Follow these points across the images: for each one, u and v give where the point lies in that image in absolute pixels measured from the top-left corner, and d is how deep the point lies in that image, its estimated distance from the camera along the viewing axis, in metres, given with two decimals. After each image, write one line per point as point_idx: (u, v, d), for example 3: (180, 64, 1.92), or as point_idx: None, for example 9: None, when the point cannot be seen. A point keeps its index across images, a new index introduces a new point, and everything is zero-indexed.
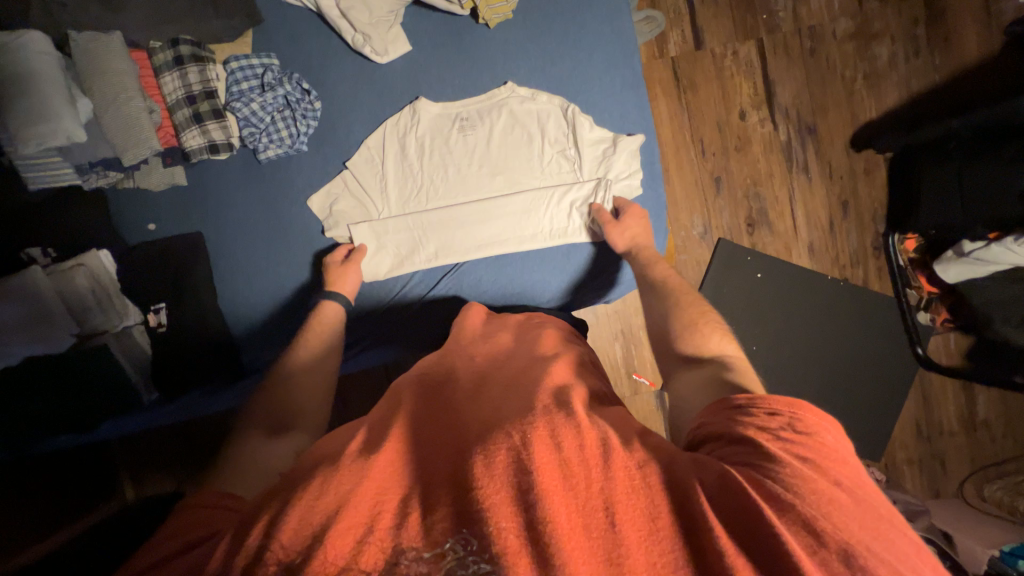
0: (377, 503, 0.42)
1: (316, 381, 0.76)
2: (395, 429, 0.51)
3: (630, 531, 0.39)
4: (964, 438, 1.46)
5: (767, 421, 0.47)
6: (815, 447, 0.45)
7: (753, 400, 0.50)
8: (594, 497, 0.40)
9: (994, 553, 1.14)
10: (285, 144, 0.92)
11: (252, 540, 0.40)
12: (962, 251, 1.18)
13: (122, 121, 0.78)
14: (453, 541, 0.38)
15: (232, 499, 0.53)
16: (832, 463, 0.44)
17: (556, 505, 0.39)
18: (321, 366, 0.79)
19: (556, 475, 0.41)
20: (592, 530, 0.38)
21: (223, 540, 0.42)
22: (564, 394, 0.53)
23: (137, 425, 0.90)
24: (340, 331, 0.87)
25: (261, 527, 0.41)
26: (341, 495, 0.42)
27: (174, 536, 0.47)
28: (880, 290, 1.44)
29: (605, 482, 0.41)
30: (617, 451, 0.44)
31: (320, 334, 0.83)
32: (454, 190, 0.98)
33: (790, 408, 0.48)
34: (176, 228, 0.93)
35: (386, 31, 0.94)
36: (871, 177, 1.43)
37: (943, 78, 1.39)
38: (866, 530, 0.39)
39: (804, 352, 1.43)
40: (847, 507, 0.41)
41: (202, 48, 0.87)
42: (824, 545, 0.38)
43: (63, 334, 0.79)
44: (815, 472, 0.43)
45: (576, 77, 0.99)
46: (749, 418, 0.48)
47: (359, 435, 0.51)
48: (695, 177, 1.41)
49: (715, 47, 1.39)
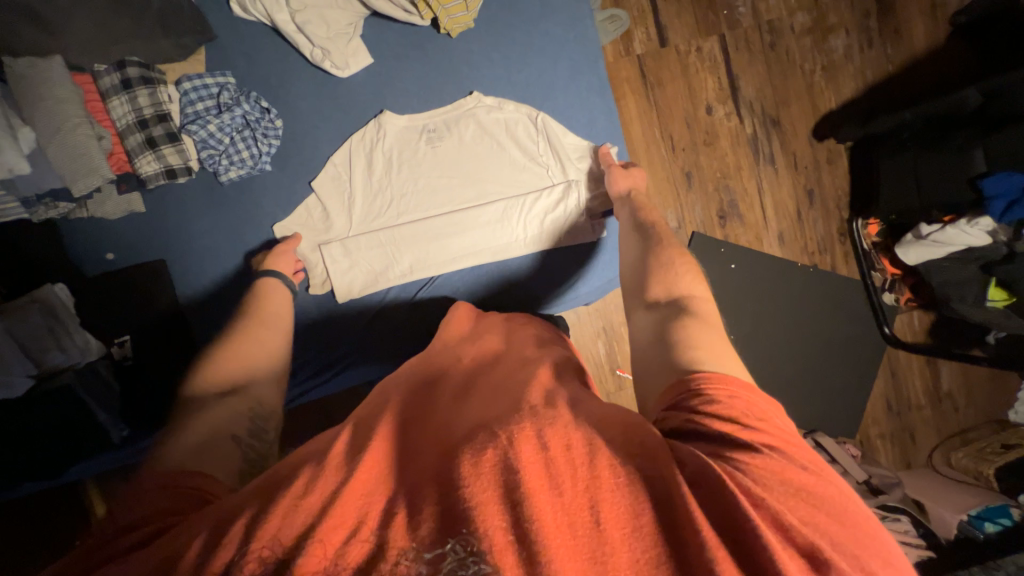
0: (365, 504, 0.41)
1: (277, 393, 0.72)
2: (382, 425, 0.50)
3: (614, 529, 0.39)
4: (931, 410, 1.53)
5: (731, 408, 0.48)
6: (774, 431, 0.47)
7: (711, 382, 0.51)
8: (578, 497, 0.40)
9: (964, 518, 1.22)
10: (247, 165, 0.90)
11: (231, 541, 0.38)
12: (921, 234, 1.23)
13: (69, 149, 0.74)
14: (453, 542, 0.37)
15: (207, 479, 0.51)
16: (792, 445, 0.47)
17: (541, 504, 0.39)
18: (264, 339, 0.77)
19: (542, 475, 0.41)
20: (578, 529, 0.38)
21: (203, 529, 0.40)
22: (553, 395, 0.52)
23: (113, 461, 0.86)
24: (286, 307, 0.85)
25: (239, 531, 0.39)
26: (326, 494, 0.41)
27: (150, 512, 0.45)
28: (848, 274, 1.49)
29: (590, 482, 0.41)
30: (603, 450, 0.44)
31: (267, 313, 0.81)
32: (426, 202, 0.97)
33: (748, 393, 0.51)
34: (139, 259, 0.90)
35: (346, 44, 0.92)
36: (834, 166, 1.48)
37: (895, 68, 1.45)
38: (830, 517, 0.42)
39: (779, 339, 1.47)
40: (815, 494, 0.43)
41: (152, 70, 0.84)
42: (792, 541, 0.39)
43: (20, 376, 0.76)
44: (786, 460, 0.44)
45: (542, 83, 0.99)
46: (715, 406, 0.48)
47: (343, 435, 0.50)
48: (666, 173, 1.43)
49: (679, 44, 1.41)
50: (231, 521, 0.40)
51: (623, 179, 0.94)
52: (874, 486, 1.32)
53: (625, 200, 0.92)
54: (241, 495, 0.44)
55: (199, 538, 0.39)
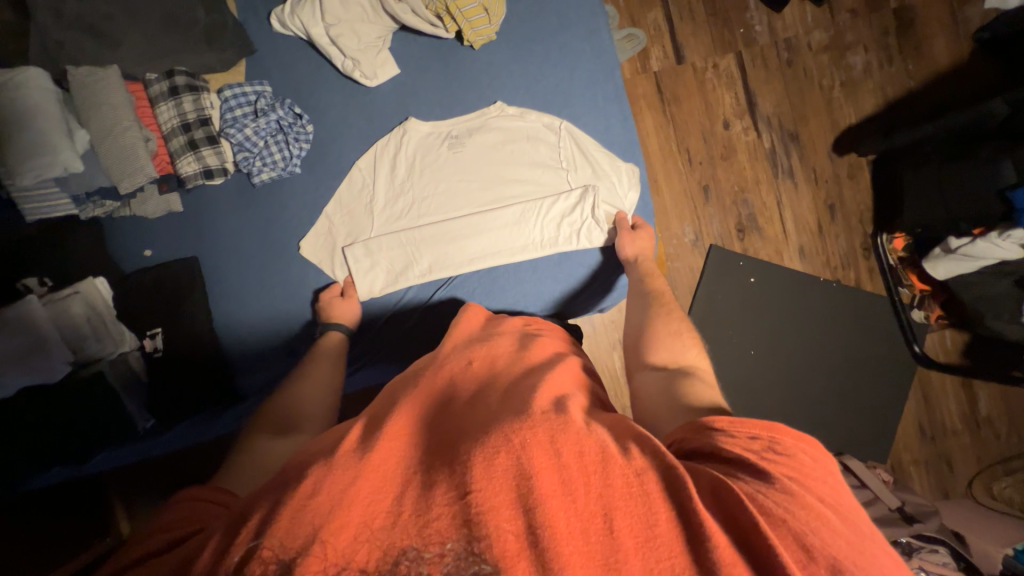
0: (373, 502, 0.42)
1: (325, 400, 0.79)
2: (394, 421, 0.52)
3: (627, 537, 0.38)
4: (968, 436, 1.45)
5: (748, 442, 0.47)
6: (796, 464, 0.45)
7: (733, 423, 0.49)
8: (592, 503, 0.40)
9: (1008, 552, 1.15)
10: (278, 167, 0.95)
11: (243, 541, 0.40)
12: (950, 247, 1.19)
13: (119, 149, 0.81)
14: (454, 542, 0.38)
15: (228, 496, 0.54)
16: (813, 476, 0.45)
17: (553, 509, 0.39)
18: (320, 380, 0.82)
19: (554, 481, 0.41)
20: (591, 534, 0.38)
21: (216, 536, 0.43)
22: (563, 401, 0.52)
23: (136, 453, 0.90)
24: (341, 357, 0.89)
25: (254, 527, 0.41)
26: (334, 494, 0.42)
27: (170, 533, 0.47)
28: (873, 290, 1.46)
29: (603, 489, 0.41)
30: (615, 459, 0.44)
31: (326, 362, 0.85)
32: (447, 205, 0.99)
33: (769, 432, 0.48)
34: (172, 254, 0.94)
35: (375, 56, 0.97)
36: (855, 181, 1.46)
37: (917, 85, 1.44)
38: (854, 547, 0.40)
39: (801, 356, 1.43)
40: (835, 524, 0.41)
41: (197, 78, 0.90)
42: (814, 561, 0.38)
43: (59, 363, 0.79)
44: (803, 488, 0.43)
45: (560, 92, 1.02)
46: (733, 439, 0.48)
47: (354, 432, 0.51)
48: (683, 186, 1.44)
49: (695, 61, 1.44)
50: (245, 521, 0.42)
51: (631, 243, 0.95)
52: (908, 514, 1.22)
53: (630, 265, 0.94)
54: (251, 496, 0.46)
55: (217, 541, 0.42)
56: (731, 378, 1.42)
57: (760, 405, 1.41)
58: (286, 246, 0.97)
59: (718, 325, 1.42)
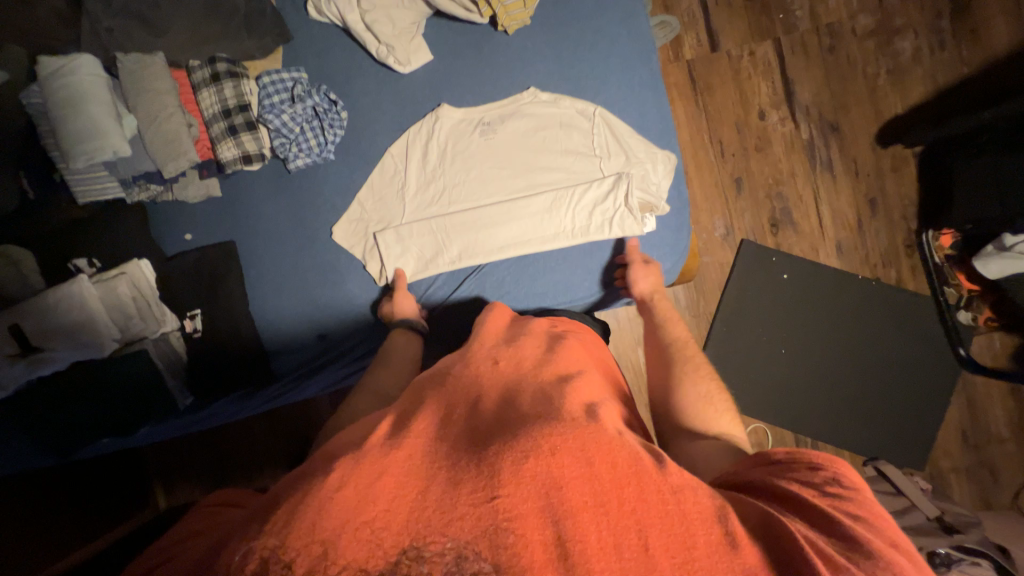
0: (396, 497, 0.41)
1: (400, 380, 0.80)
2: (421, 418, 0.51)
3: (662, 557, 0.37)
4: (1017, 446, 1.36)
5: (809, 475, 0.46)
6: (864, 503, 0.43)
7: (792, 455, 0.49)
8: (625, 517, 0.39)
9: None
10: (313, 153, 0.96)
11: (267, 537, 0.39)
12: (1003, 245, 1.13)
13: (163, 135, 0.85)
14: (453, 543, 0.38)
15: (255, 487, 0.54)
16: (881, 518, 0.42)
17: (584, 522, 0.39)
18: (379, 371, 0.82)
19: (584, 492, 0.41)
20: (624, 550, 0.38)
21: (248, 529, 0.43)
22: (595, 410, 0.51)
23: (174, 430, 0.93)
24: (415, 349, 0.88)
25: (291, 503, 0.41)
26: (361, 489, 0.41)
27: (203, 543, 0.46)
28: (916, 289, 1.38)
29: (638, 503, 0.40)
30: (651, 473, 0.43)
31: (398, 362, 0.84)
32: (478, 192, 0.99)
33: (831, 463, 0.47)
34: (211, 237, 0.97)
35: (409, 42, 0.97)
36: (900, 174, 1.39)
37: (971, 71, 1.35)
38: None
39: (836, 356, 1.37)
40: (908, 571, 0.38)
41: (238, 65, 0.92)
42: None
43: (107, 339, 0.85)
44: (871, 532, 0.40)
45: (594, 77, 1.00)
46: (792, 473, 0.47)
47: (386, 422, 0.52)
48: (715, 179, 1.40)
49: (730, 49, 1.39)
50: (278, 507, 0.42)
51: (644, 279, 0.92)
52: (946, 523, 1.14)
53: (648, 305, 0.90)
54: (284, 484, 0.46)
55: (254, 525, 0.42)
56: (761, 379, 1.37)
57: (790, 405, 1.37)
58: (318, 232, 0.98)
59: (749, 322, 1.38)
